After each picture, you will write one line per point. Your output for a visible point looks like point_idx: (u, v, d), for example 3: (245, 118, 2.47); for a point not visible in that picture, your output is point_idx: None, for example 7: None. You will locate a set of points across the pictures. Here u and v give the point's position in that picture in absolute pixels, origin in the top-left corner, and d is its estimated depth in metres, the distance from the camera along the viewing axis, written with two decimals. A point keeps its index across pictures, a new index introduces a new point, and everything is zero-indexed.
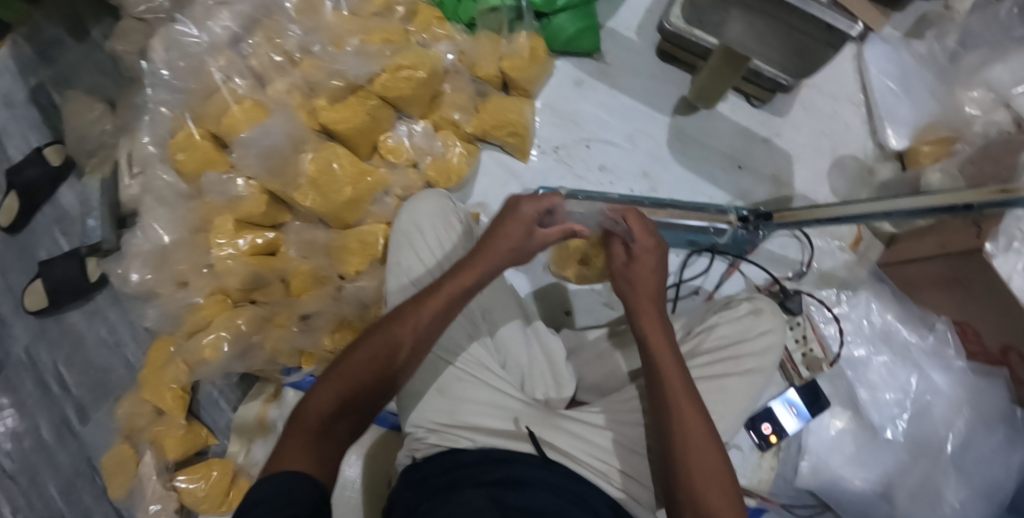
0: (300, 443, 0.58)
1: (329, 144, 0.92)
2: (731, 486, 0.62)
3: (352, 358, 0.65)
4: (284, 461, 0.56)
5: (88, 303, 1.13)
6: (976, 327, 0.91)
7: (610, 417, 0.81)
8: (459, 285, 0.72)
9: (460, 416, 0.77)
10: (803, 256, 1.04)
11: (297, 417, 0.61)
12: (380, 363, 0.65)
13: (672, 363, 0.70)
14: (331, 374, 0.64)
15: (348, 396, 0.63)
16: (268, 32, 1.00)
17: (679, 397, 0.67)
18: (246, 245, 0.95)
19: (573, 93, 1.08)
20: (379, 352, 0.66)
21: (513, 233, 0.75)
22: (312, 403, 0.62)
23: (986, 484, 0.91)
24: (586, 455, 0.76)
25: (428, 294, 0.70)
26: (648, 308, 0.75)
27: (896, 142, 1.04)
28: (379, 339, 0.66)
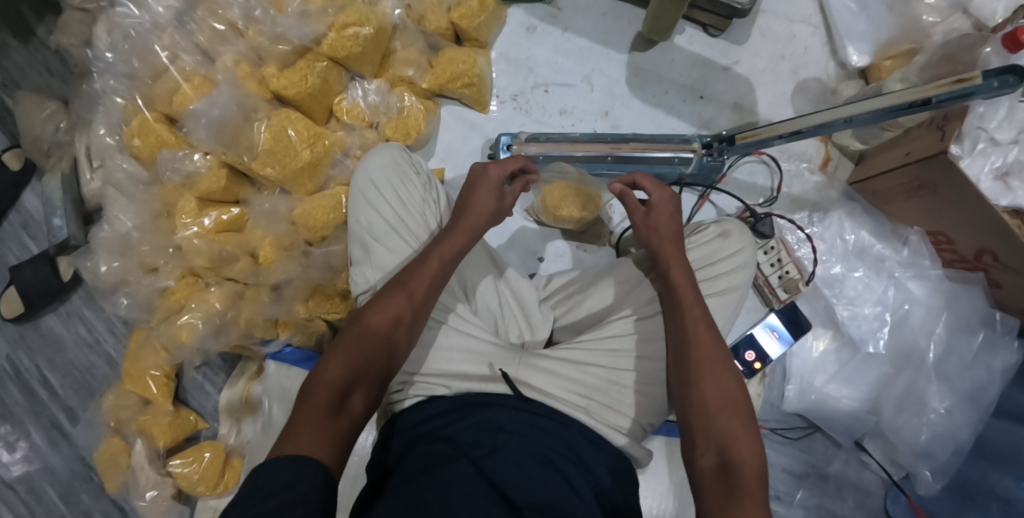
0: (312, 420, 0.58)
1: (281, 110, 0.93)
2: (747, 414, 0.65)
3: (358, 331, 0.67)
4: (295, 443, 0.56)
5: (64, 305, 1.12)
6: (949, 234, 0.91)
7: (585, 351, 0.81)
8: (445, 254, 0.75)
9: (432, 365, 0.78)
10: (772, 181, 1.03)
11: (306, 396, 0.61)
12: (383, 332, 0.67)
13: (694, 303, 0.73)
14: (339, 350, 0.65)
15: (355, 367, 0.64)
16: (210, 4, 0.97)
17: (700, 335, 0.70)
18: (212, 222, 0.96)
19: (525, 40, 1.09)
20: (383, 322, 0.68)
21: (484, 199, 0.80)
22: (322, 380, 0.62)
23: (972, 388, 0.90)
24: (562, 390, 0.77)
25: (423, 261, 0.74)
26: (667, 246, 0.78)
27: (858, 59, 1.01)
28: (383, 309, 0.69)
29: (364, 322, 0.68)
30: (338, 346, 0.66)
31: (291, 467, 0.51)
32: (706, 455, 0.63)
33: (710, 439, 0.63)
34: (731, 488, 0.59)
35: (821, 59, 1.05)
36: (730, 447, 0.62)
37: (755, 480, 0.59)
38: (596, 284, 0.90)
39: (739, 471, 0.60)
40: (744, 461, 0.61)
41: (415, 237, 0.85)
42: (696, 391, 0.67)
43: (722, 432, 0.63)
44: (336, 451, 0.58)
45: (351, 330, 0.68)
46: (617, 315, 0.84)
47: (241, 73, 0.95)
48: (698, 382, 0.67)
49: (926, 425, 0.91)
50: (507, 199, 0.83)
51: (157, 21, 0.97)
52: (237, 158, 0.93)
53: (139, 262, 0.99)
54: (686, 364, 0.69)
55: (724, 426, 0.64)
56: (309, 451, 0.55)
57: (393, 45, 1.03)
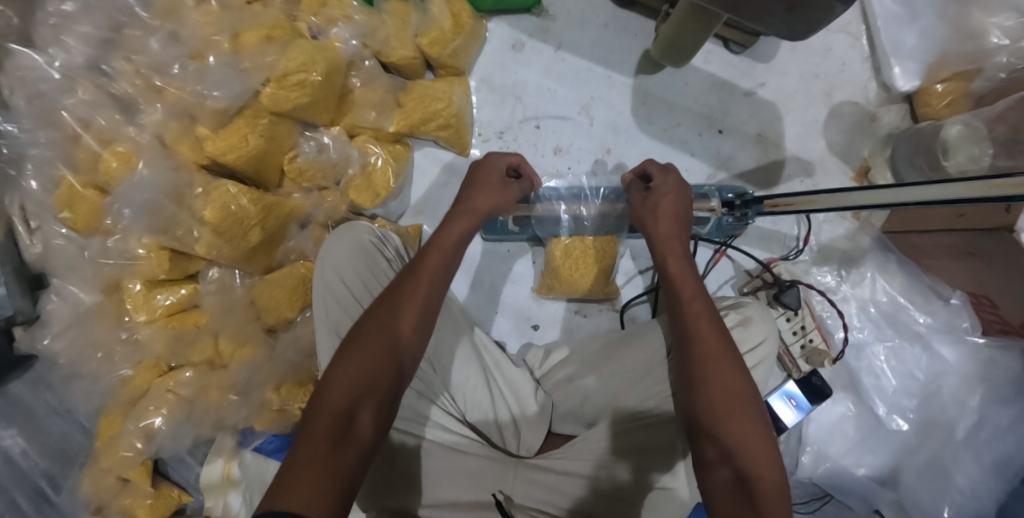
0: (314, 457, 0.52)
1: (220, 183, 0.78)
2: (758, 413, 0.57)
3: (356, 342, 0.60)
4: (287, 497, 0.48)
5: (29, 373, 1.05)
6: (995, 299, 0.82)
7: (579, 459, 0.75)
8: (444, 244, 0.69)
9: (415, 494, 0.72)
10: (799, 230, 0.92)
11: (312, 428, 0.54)
12: (398, 340, 0.61)
13: (692, 293, 0.65)
14: (338, 362, 0.59)
15: (365, 381, 0.58)
16: (126, 51, 0.83)
17: (704, 329, 0.61)
18: (165, 305, 0.86)
19: (511, 62, 0.94)
20: (387, 327, 0.61)
21: (489, 190, 0.75)
22: (326, 401, 0.56)
23: (996, 459, 0.82)
24: (552, 509, 0.73)
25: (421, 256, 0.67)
26: (670, 243, 0.70)
27: (904, 83, 0.86)
28: (384, 313, 0.62)
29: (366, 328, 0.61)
30: (342, 356, 0.59)
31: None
32: (717, 468, 0.55)
33: (720, 446, 0.55)
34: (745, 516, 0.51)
35: (861, 78, 0.92)
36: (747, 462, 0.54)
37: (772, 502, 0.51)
38: (594, 373, 0.82)
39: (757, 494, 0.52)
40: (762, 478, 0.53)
41: None
42: (700, 393, 0.59)
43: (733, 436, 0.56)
44: (330, 495, 0.50)
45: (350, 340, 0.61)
46: (612, 418, 0.77)
47: (170, 136, 0.82)
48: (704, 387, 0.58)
49: (947, 499, 0.83)
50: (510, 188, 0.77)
51: (69, 76, 0.84)
52: (177, 242, 0.81)
53: (91, 348, 0.90)
54: (690, 363, 0.60)
55: (737, 432, 0.56)
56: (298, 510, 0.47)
57: (350, 81, 0.87)
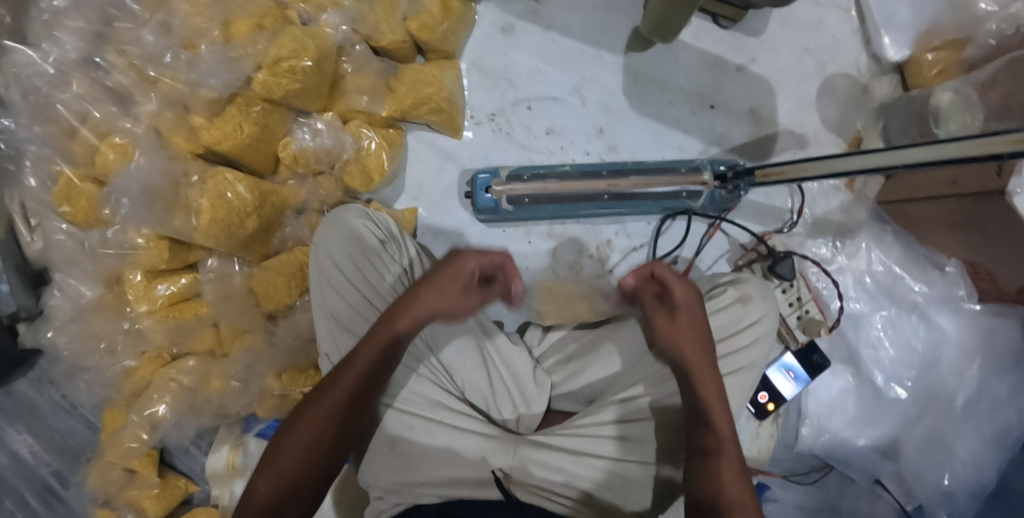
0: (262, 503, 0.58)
1: (216, 170, 0.80)
2: (741, 461, 0.63)
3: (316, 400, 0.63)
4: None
5: (34, 369, 1.06)
6: (988, 266, 0.81)
7: (586, 438, 0.75)
8: (408, 324, 0.65)
9: (416, 472, 0.73)
10: (793, 203, 0.92)
11: (262, 473, 0.61)
12: (341, 399, 0.62)
13: (713, 392, 0.65)
14: (300, 415, 0.63)
15: (304, 463, 0.60)
16: (119, 45, 0.84)
17: (711, 391, 0.65)
18: (165, 294, 0.86)
19: (501, 44, 0.95)
20: (336, 394, 0.62)
21: (453, 287, 0.67)
22: (281, 451, 0.61)
23: (996, 428, 0.83)
24: (557, 485, 0.73)
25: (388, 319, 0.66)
26: (683, 338, 0.68)
27: (895, 53, 0.86)
28: (349, 375, 0.63)
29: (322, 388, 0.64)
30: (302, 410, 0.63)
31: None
32: None
33: (712, 481, 0.61)
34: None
35: (853, 50, 0.92)
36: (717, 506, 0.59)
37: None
38: (597, 351, 0.83)
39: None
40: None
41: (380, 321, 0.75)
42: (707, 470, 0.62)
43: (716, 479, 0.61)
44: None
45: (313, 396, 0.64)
46: (617, 396, 0.77)
47: (165, 126, 0.82)
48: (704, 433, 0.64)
49: (948, 469, 0.84)
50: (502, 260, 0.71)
51: (62, 70, 0.84)
52: (175, 231, 0.81)
53: (94, 342, 0.91)
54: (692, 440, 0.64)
55: (716, 475, 0.61)
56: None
57: (341, 67, 0.88)
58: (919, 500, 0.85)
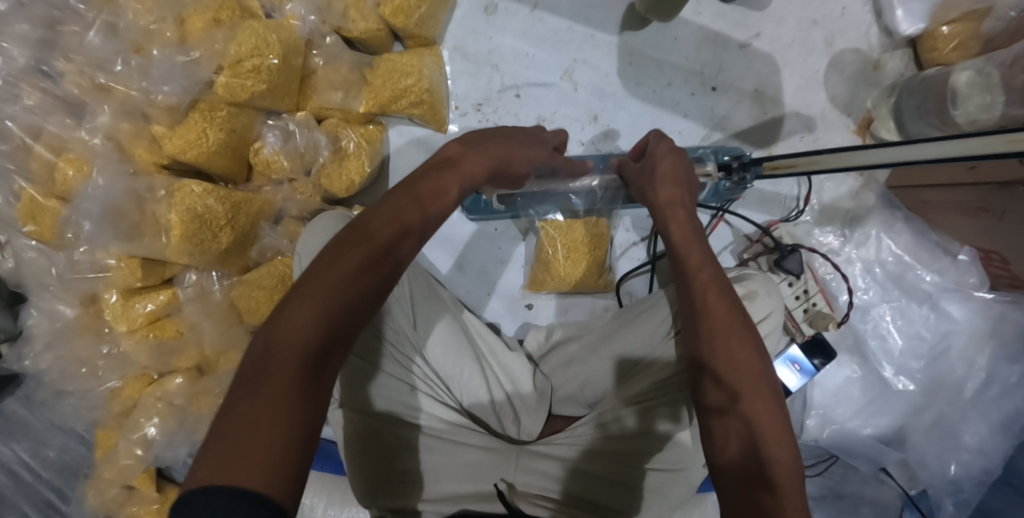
0: (281, 403, 0.44)
1: (182, 182, 0.73)
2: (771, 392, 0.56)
3: (317, 280, 0.51)
4: (233, 461, 0.40)
5: (22, 388, 1.03)
6: (1005, 255, 0.78)
7: (570, 435, 0.73)
8: (457, 186, 0.59)
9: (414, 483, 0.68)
10: (799, 190, 0.87)
11: (264, 370, 0.46)
12: (356, 274, 0.51)
13: (699, 265, 0.63)
14: (300, 298, 0.50)
15: (335, 325, 0.50)
16: (68, 49, 0.77)
17: (713, 301, 0.60)
18: (145, 313, 0.82)
19: (484, 26, 0.87)
20: (347, 274, 0.51)
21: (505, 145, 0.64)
22: (281, 341, 0.48)
23: (1003, 416, 0.81)
24: (547, 493, 0.70)
25: (416, 194, 0.57)
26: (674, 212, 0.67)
27: (908, 27, 0.80)
28: (356, 245, 0.53)
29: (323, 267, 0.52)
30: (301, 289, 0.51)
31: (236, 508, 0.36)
32: (728, 448, 0.54)
33: (729, 439, 0.54)
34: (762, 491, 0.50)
35: (862, 22, 0.86)
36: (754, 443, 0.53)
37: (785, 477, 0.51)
38: (599, 352, 0.79)
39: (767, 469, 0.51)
40: (779, 467, 0.51)
41: (376, 341, 0.70)
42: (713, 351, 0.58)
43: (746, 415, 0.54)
44: (289, 456, 0.43)
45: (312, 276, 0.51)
46: (619, 404, 0.73)
47: (125, 138, 0.76)
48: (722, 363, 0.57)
49: (953, 457, 0.83)
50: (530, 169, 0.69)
51: (9, 81, 0.78)
52: (145, 251, 0.76)
53: (76, 365, 0.88)
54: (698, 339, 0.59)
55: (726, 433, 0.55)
56: (250, 477, 0.40)
57: (312, 61, 0.81)
58: (921, 485, 0.86)
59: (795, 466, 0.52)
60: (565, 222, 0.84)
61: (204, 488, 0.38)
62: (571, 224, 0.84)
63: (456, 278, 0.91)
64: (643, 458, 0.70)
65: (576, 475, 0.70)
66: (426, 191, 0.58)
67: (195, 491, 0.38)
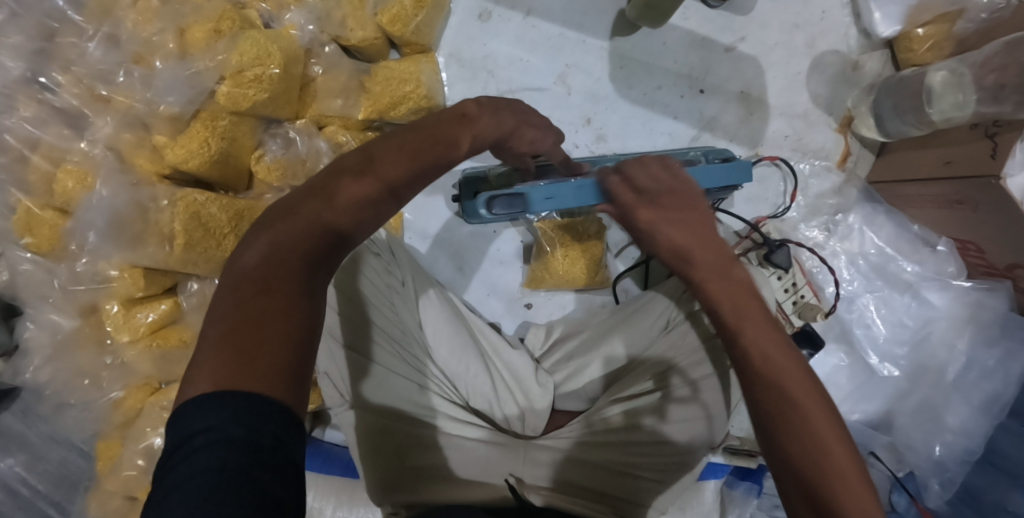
0: (286, 313, 0.44)
1: (185, 192, 0.74)
2: (818, 387, 0.48)
3: (332, 193, 0.48)
4: (236, 366, 0.40)
5: (17, 402, 1.02)
6: (979, 245, 0.82)
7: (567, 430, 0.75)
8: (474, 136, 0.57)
9: (419, 468, 0.70)
10: (786, 187, 0.90)
11: (269, 271, 0.44)
12: (371, 194, 0.49)
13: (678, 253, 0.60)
14: (309, 206, 0.47)
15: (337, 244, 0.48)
16: (65, 60, 0.77)
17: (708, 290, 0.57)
18: (148, 322, 0.82)
19: (479, 33, 0.89)
20: (358, 197, 0.49)
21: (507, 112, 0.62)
22: (281, 252, 0.45)
23: (983, 398, 0.85)
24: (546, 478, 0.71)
25: (431, 131, 0.54)
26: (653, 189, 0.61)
27: (885, 30, 0.85)
28: (373, 171, 0.50)
29: (336, 183, 0.49)
30: (308, 201, 0.48)
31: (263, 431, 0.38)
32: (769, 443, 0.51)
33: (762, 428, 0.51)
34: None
35: (841, 25, 0.90)
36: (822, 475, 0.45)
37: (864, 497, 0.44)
38: (597, 348, 0.82)
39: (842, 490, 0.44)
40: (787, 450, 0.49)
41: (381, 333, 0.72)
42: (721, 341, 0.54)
43: (802, 439, 0.46)
44: (295, 361, 0.43)
45: (319, 193, 0.48)
46: (616, 396, 0.76)
47: (126, 149, 0.76)
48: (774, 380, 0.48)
49: (938, 438, 0.87)
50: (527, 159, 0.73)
51: (5, 93, 0.78)
52: (147, 259, 0.76)
53: (78, 376, 0.88)
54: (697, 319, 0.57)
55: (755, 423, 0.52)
56: (257, 384, 0.40)
57: (311, 70, 0.83)
58: (909, 466, 0.89)
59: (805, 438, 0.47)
60: (562, 224, 0.85)
61: (221, 392, 0.39)
62: (569, 225, 0.86)
63: (455, 281, 0.93)
64: (649, 443, 0.72)
65: (573, 465, 0.72)
66: (454, 132, 0.55)
67: (211, 395, 0.39)
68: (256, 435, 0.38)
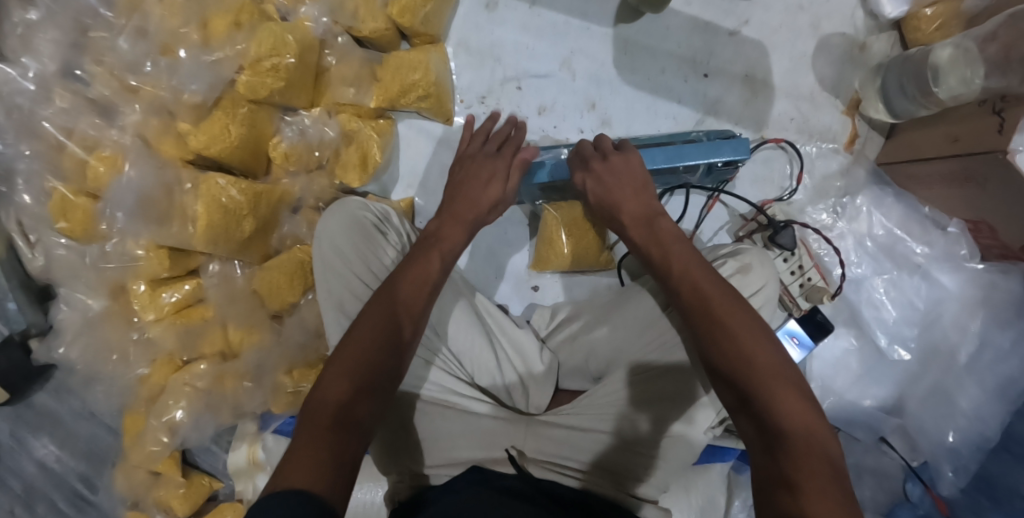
0: (320, 442, 0.51)
1: (208, 175, 0.78)
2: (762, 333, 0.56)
3: (345, 346, 0.59)
4: (288, 472, 0.48)
5: (49, 382, 1.08)
6: (991, 224, 0.80)
7: (591, 415, 0.74)
8: (446, 252, 0.70)
9: (437, 451, 0.73)
10: (793, 169, 0.90)
11: (306, 416, 0.54)
12: (383, 342, 0.60)
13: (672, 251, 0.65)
14: (331, 368, 0.58)
15: (358, 378, 0.57)
16: (96, 52, 0.82)
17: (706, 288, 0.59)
18: (170, 302, 0.87)
19: (485, 22, 0.92)
20: (373, 339, 0.60)
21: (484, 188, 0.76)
22: (322, 396, 0.55)
23: (998, 381, 0.84)
24: (570, 465, 0.71)
25: (414, 263, 0.67)
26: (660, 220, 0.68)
27: (892, 10, 0.85)
28: (381, 313, 0.62)
29: (359, 329, 0.60)
30: (332, 361, 0.58)
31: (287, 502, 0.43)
32: (787, 415, 0.50)
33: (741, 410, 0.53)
34: (777, 410, 0.51)
35: (847, 7, 0.90)
36: (749, 371, 0.53)
37: (791, 393, 0.52)
38: (604, 325, 0.82)
39: (772, 385, 0.52)
40: (792, 430, 0.49)
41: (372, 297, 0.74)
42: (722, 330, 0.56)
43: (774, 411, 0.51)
44: (337, 467, 0.50)
45: (340, 348, 0.59)
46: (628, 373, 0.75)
47: (153, 134, 0.81)
48: (740, 360, 0.54)
49: (951, 423, 0.86)
50: (515, 170, 0.79)
51: (42, 84, 0.83)
52: (173, 239, 0.81)
53: (107, 353, 0.92)
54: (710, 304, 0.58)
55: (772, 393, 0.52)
56: (306, 480, 0.46)
57: (325, 60, 0.86)
58: (924, 457, 0.87)
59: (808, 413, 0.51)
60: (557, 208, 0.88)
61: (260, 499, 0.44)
62: (570, 207, 0.87)
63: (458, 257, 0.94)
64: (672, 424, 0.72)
65: (602, 446, 0.72)
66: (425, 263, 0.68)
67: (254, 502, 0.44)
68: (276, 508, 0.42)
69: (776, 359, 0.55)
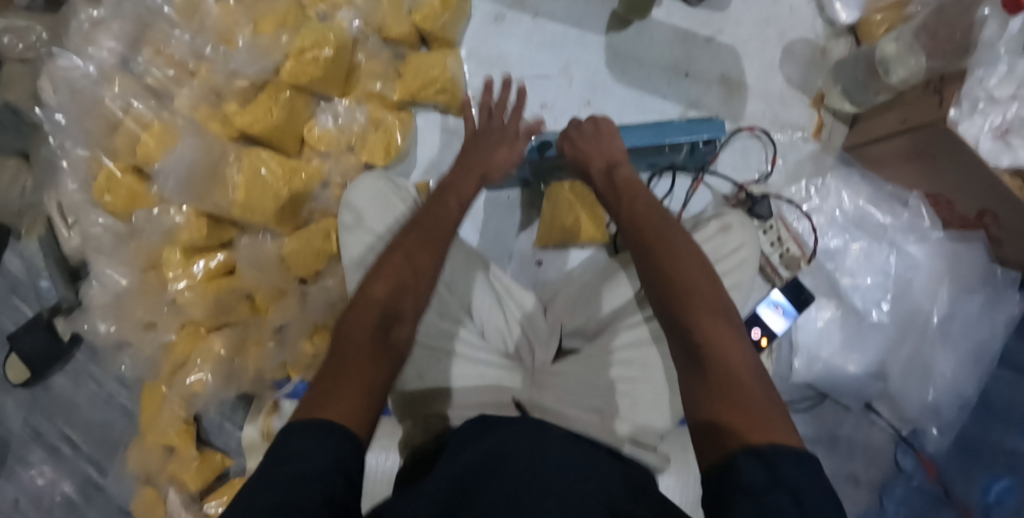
0: (360, 372, 0.55)
1: (251, 150, 0.88)
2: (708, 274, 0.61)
3: (370, 291, 0.63)
4: (321, 408, 0.50)
5: (68, 365, 1.11)
6: (948, 197, 0.90)
7: (592, 364, 0.81)
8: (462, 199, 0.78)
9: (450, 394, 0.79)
10: (767, 155, 1.01)
11: (335, 351, 0.57)
12: (399, 289, 0.64)
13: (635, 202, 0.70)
14: (357, 308, 0.62)
15: (384, 314, 0.62)
16: (155, 45, 0.94)
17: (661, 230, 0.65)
18: (202, 270, 0.94)
19: (494, 32, 1.06)
20: (395, 284, 0.65)
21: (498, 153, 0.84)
22: (352, 332, 0.59)
23: (973, 346, 0.92)
24: (575, 410, 0.77)
25: (434, 212, 0.75)
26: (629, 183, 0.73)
27: (846, 15, 1.00)
28: (402, 261, 0.67)
29: (382, 273, 0.65)
30: (358, 303, 0.63)
31: (324, 439, 0.46)
32: (709, 342, 0.54)
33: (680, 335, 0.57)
34: (704, 337, 0.54)
35: (807, 18, 1.04)
36: (678, 291, 0.59)
37: (721, 325, 0.55)
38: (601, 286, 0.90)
39: (697, 304, 0.57)
40: (721, 355, 0.53)
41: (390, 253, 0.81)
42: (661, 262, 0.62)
43: (700, 337, 0.54)
44: (375, 397, 0.54)
45: (363, 292, 0.64)
46: (625, 324, 0.83)
47: (202, 115, 0.92)
48: (677, 290, 0.59)
49: (930, 384, 0.92)
50: (521, 140, 0.87)
51: (103, 71, 0.94)
52: (213, 206, 0.90)
53: (136, 322, 0.98)
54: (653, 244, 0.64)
55: (699, 324, 0.55)
56: (341, 413, 0.50)
57: (356, 58, 0.98)
58: (912, 425, 0.95)
59: (739, 350, 0.54)
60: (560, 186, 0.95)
61: (301, 428, 0.47)
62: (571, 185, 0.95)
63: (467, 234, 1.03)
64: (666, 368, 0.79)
65: (603, 390, 0.79)
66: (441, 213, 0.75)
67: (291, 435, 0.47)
68: (328, 459, 0.44)
69: (714, 296, 0.59)
